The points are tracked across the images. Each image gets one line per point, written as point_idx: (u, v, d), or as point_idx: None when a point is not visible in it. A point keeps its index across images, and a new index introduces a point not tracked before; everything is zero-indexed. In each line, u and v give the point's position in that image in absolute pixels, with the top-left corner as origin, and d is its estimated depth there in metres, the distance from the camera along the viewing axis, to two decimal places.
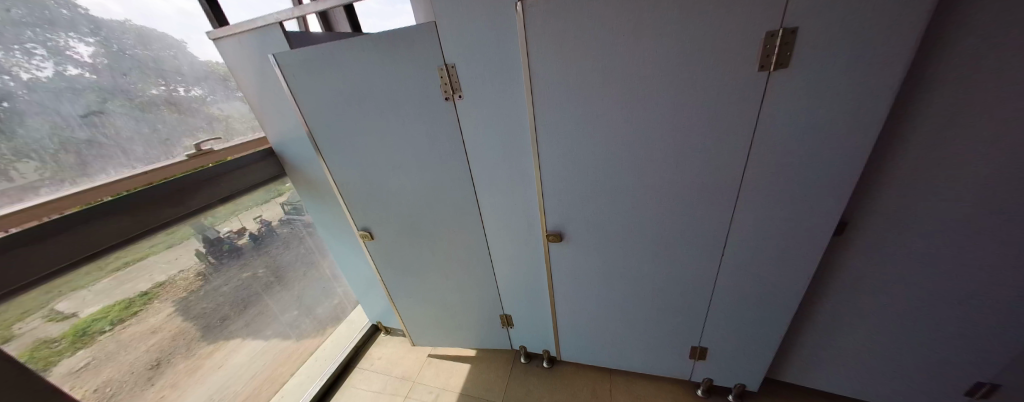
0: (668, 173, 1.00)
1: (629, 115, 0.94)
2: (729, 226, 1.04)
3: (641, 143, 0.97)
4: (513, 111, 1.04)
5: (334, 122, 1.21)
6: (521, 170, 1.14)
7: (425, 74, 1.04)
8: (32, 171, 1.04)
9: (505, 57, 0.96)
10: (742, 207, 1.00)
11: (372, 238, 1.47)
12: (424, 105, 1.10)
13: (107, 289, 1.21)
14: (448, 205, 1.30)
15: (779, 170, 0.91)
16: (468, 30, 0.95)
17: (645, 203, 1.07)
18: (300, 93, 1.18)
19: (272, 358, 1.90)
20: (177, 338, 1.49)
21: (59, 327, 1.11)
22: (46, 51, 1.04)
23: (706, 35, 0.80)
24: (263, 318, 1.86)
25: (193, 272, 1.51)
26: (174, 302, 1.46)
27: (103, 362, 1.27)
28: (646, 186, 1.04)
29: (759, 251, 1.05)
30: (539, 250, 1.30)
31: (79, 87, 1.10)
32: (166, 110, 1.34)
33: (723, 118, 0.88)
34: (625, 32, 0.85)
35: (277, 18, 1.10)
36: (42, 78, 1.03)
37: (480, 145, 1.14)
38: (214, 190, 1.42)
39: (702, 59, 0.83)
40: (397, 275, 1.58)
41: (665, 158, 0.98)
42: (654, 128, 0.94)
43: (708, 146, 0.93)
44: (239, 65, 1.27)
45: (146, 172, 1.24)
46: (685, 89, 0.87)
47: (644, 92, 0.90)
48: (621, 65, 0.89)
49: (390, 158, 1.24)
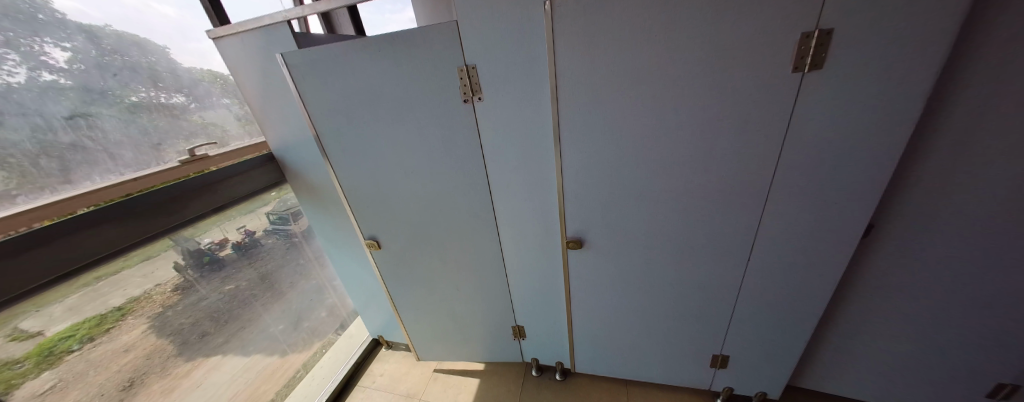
0: (696, 176, 0.97)
1: (657, 118, 0.92)
2: (757, 231, 1.02)
3: (668, 146, 0.95)
4: (535, 113, 1.00)
5: (343, 126, 1.15)
6: (541, 174, 1.10)
7: (443, 76, 1.00)
8: None
9: (529, 57, 0.93)
10: (769, 212, 0.98)
11: (378, 247, 1.39)
12: (441, 107, 1.05)
13: (77, 304, 1.11)
14: (462, 211, 1.25)
15: (812, 172, 0.90)
16: (491, 29, 0.92)
17: (670, 208, 1.04)
18: (306, 95, 1.12)
19: (257, 375, 1.77)
20: (152, 356, 1.39)
21: (22, 347, 1.03)
22: (20, 57, 0.96)
23: (743, 35, 0.78)
24: (246, 332, 1.75)
25: (172, 285, 1.40)
26: (150, 318, 1.36)
27: (69, 384, 1.17)
28: (672, 191, 1.01)
29: (785, 257, 1.03)
30: (556, 256, 1.26)
31: (57, 93, 1.02)
32: (155, 114, 1.25)
33: (756, 120, 0.86)
34: (657, 32, 0.82)
35: (284, 16, 1.05)
36: (14, 83, 0.95)
37: (497, 149, 1.09)
38: (211, 199, 1.34)
39: (737, 59, 0.81)
40: (403, 285, 1.50)
41: (692, 161, 0.95)
42: (683, 130, 0.92)
43: (738, 148, 0.91)
44: (239, 66, 1.20)
45: (134, 180, 1.15)
46: (717, 90, 0.85)
47: (674, 93, 0.88)
48: (652, 66, 0.86)
49: (401, 164, 1.19)
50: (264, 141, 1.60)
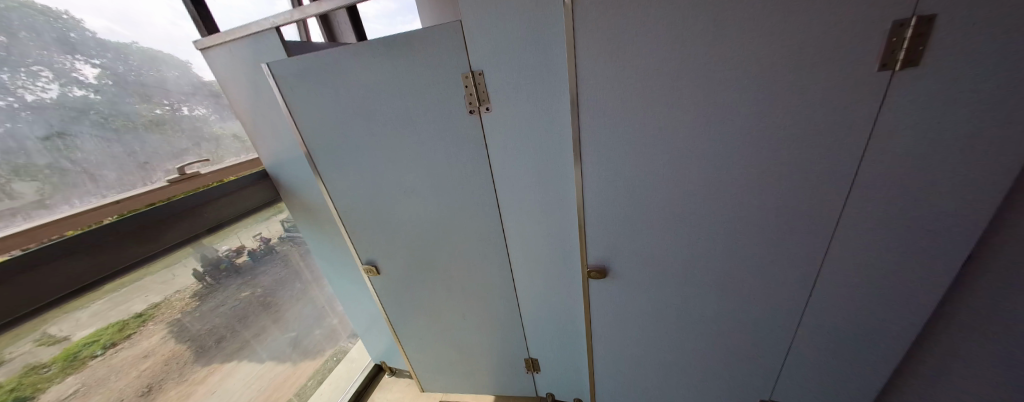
0: (744, 198, 0.81)
1: (700, 129, 0.76)
2: (824, 267, 0.83)
3: (711, 162, 0.79)
4: (552, 125, 0.86)
5: (338, 141, 1.04)
6: (558, 194, 0.96)
7: (447, 84, 0.88)
8: (32, 189, 0.95)
9: (545, 60, 0.79)
10: (840, 244, 0.79)
11: (377, 272, 1.27)
12: (445, 119, 0.93)
13: (102, 310, 1.08)
14: (469, 234, 1.12)
15: (904, 196, 0.70)
16: (501, 29, 0.79)
17: (712, 234, 0.88)
18: (298, 107, 1.01)
19: (269, 383, 1.68)
20: (170, 362, 1.31)
21: (51, 352, 1.00)
22: (53, 73, 0.97)
23: (811, 25, 0.63)
24: (260, 339, 1.67)
25: (191, 291, 1.35)
26: (169, 324, 1.30)
27: (91, 389, 1.11)
28: (716, 216, 0.85)
29: (859, 300, 0.83)
30: (576, 285, 1.11)
31: (78, 110, 1.01)
32: (148, 130, 1.18)
33: (826, 131, 0.69)
34: (701, 25, 0.68)
35: (273, 21, 0.94)
36: (48, 99, 0.96)
37: (509, 166, 0.96)
38: (194, 224, 1.24)
39: (803, 54, 0.65)
40: (405, 311, 1.37)
41: (741, 180, 0.79)
42: (730, 144, 0.76)
43: (801, 165, 0.74)
44: (229, 77, 1.10)
45: (115, 203, 1.07)
46: (775, 95, 0.69)
47: (721, 98, 0.72)
48: (694, 67, 0.71)
49: (401, 182, 1.07)
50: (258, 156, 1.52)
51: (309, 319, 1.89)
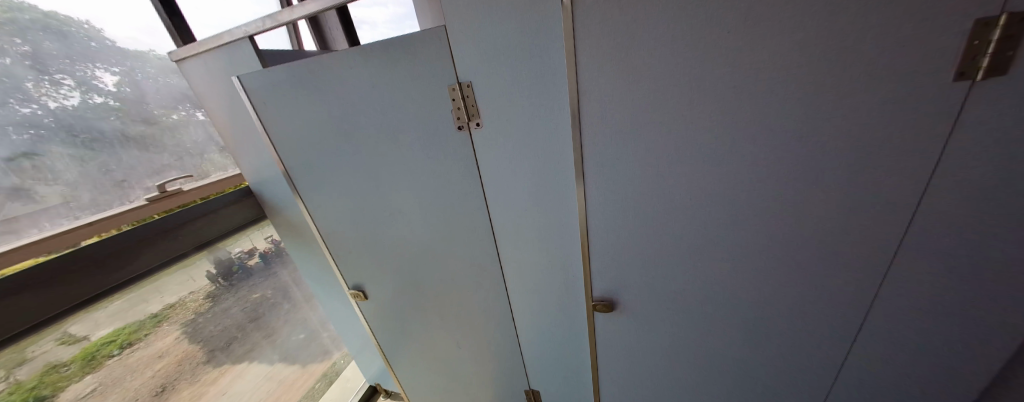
0: (782, 238, 0.66)
1: (727, 154, 0.63)
2: (886, 328, 0.66)
3: (740, 192, 0.65)
4: (550, 144, 0.76)
5: (318, 158, 0.96)
6: (559, 220, 0.85)
7: (432, 97, 0.79)
8: (54, 192, 0.98)
9: (541, 70, 0.69)
10: (911, 303, 0.62)
11: (364, 298, 1.18)
12: (432, 136, 0.84)
13: (121, 311, 1.14)
14: (462, 259, 1.02)
15: (1016, 252, 0.52)
16: (490, 35, 0.69)
17: (738, 277, 0.73)
18: (275, 122, 0.94)
19: (275, 384, 1.76)
20: (183, 362, 1.40)
21: (70, 351, 1.04)
22: (74, 81, 1.01)
23: (885, 25, 0.48)
24: (268, 340, 1.75)
25: (204, 292, 1.44)
26: (182, 325, 1.38)
27: (108, 388, 1.16)
28: (741, 254, 0.71)
29: (914, 365, 0.67)
30: (580, 317, 0.99)
31: (73, 123, 1.00)
32: (128, 149, 1.13)
33: (898, 162, 0.54)
34: (731, 27, 0.55)
35: (245, 30, 0.85)
36: (69, 106, 0.99)
37: (503, 186, 0.86)
38: (171, 246, 1.17)
39: (872, 63, 0.50)
40: (396, 339, 1.28)
41: (778, 217, 0.64)
42: (765, 173, 0.62)
43: (860, 203, 0.58)
44: (206, 90, 1.03)
45: (86, 226, 1.01)
46: (829, 115, 0.55)
47: (755, 117, 0.59)
48: (719, 79, 0.58)
49: (386, 203, 0.98)
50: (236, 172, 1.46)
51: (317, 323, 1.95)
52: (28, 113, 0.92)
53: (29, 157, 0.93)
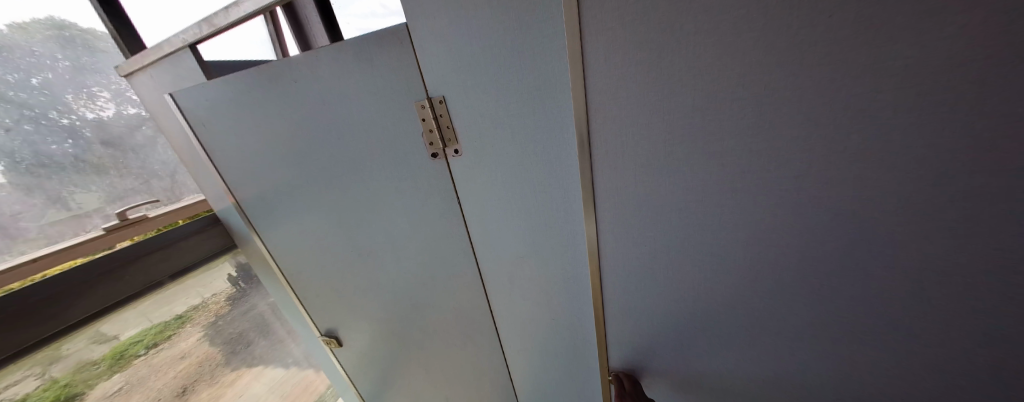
0: (901, 334, 0.43)
1: (799, 206, 0.43)
2: None
3: (831, 263, 0.44)
4: (547, 177, 0.57)
5: (271, 188, 0.80)
6: (562, 271, 0.66)
7: (396, 118, 0.61)
8: (92, 201, 1.01)
9: (531, 82, 0.50)
10: None
11: (340, 344, 1.02)
12: (398, 167, 0.66)
13: (150, 309, 1.11)
14: (445, 308, 0.84)
15: None
16: (466, 37, 0.51)
17: (821, 374, 0.51)
18: (221, 147, 0.78)
19: (289, 391, 1.57)
20: (204, 364, 1.26)
21: (100, 349, 1.01)
22: (109, 93, 1.03)
23: None
24: (287, 343, 1.58)
25: (226, 295, 1.35)
26: (205, 327, 1.28)
27: (133, 387, 1.08)
28: (811, 339, 0.50)
29: None
30: (588, 384, 0.80)
31: (71, 141, 0.95)
32: (94, 172, 1.00)
33: None
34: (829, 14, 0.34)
35: (183, 38, 0.71)
36: (106, 117, 1.02)
37: (490, 226, 0.68)
38: (126, 283, 1.02)
39: None
40: (377, 387, 1.11)
41: (893, 304, 0.42)
42: (879, 238, 0.40)
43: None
44: (158, 107, 0.90)
45: (31, 261, 0.87)
46: (1004, 157, 0.33)
47: (867, 154, 0.37)
48: (806, 96, 0.38)
49: (352, 242, 0.81)
50: (202, 196, 1.30)
51: None
52: (67, 124, 0.94)
53: (63, 168, 0.94)
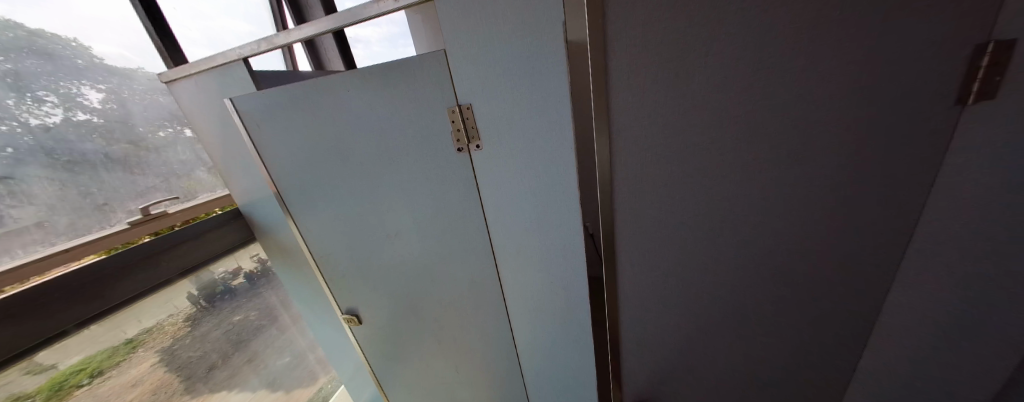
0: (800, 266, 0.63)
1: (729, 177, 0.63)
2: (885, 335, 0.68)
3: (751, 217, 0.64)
4: (551, 164, 0.75)
5: (309, 180, 0.93)
6: (561, 242, 0.82)
7: (432, 119, 0.77)
8: (27, 213, 0.93)
9: (539, 93, 0.69)
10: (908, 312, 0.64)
11: (359, 322, 1.14)
12: (428, 158, 0.82)
13: (94, 335, 1.05)
14: (458, 281, 0.99)
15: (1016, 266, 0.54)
16: (490, 59, 0.69)
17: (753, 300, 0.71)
18: (265, 144, 0.91)
19: None
20: (158, 391, 1.24)
21: (37, 381, 0.94)
22: (58, 98, 0.98)
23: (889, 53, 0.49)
24: (250, 366, 1.59)
25: (184, 315, 1.32)
26: (159, 351, 1.25)
27: None
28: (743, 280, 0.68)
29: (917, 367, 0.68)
30: (583, 342, 0.95)
31: (9, 150, 0.89)
32: (116, 168, 1.10)
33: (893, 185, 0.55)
34: None
35: (239, 52, 0.84)
36: (51, 123, 0.96)
37: (502, 208, 0.85)
38: (157, 271, 1.10)
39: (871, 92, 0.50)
40: (387, 363, 1.23)
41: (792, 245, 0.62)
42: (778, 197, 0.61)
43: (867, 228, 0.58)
44: (196, 111, 1.01)
45: (63, 252, 0.95)
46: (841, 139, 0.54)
47: None
48: None
49: (382, 226, 0.95)
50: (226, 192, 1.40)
51: (303, 343, 1.81)
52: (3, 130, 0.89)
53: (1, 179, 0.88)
